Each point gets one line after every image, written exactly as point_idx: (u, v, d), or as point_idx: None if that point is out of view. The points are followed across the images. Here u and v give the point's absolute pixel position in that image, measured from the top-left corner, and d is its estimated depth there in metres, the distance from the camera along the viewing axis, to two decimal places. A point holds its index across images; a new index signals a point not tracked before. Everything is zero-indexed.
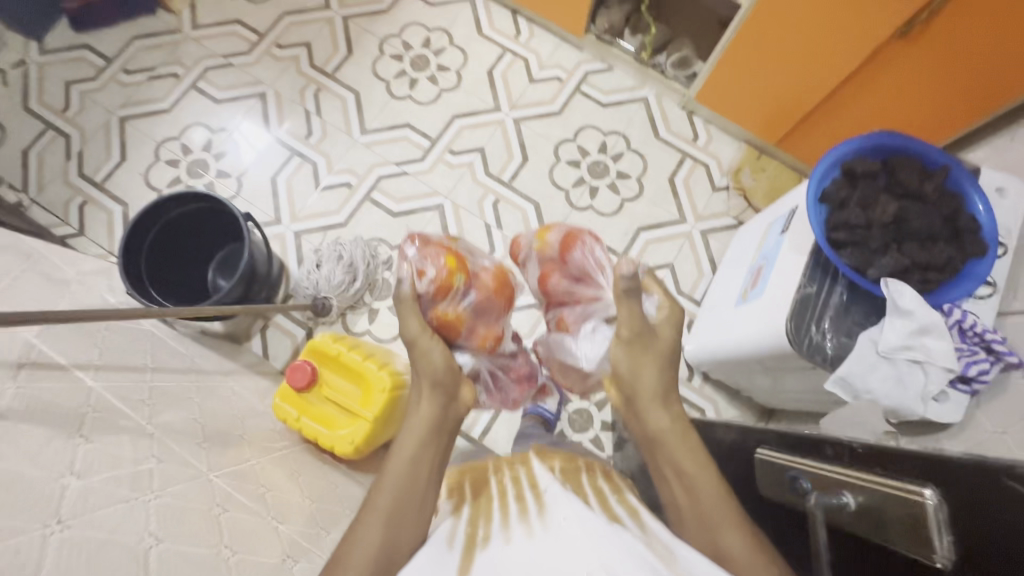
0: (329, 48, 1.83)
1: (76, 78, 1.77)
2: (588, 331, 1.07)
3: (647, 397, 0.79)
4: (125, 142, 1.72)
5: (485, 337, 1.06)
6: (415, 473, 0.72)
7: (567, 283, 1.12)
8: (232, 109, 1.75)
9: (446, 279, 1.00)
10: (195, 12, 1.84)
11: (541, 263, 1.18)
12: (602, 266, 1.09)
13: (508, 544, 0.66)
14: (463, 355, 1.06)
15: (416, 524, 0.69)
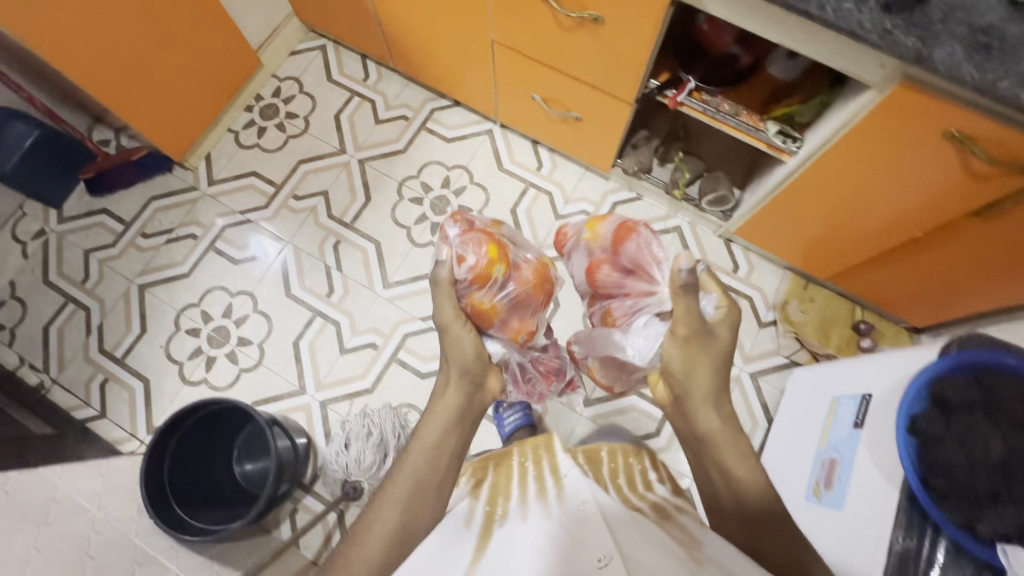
0: (347, 196, 1.78)
1: (96, 246, 1.74)
2: (639, 326, 1.04)
3: (698, 397, 0.92)
4: (144, 312, 1.67)
5: (515, 329, 1.17)
6: (430, 459, 0.94)
7: (617, 274, 1.09)
8: (251, 268, 1.71)
9: (485, 269, 1.10)
10: (211, 167, 1.81)
11: (589, 254, 1.15)
12: (654, 262, 1.05)
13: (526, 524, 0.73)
14: (493, 346, 1.18)
15: (431, 501, 0.88)
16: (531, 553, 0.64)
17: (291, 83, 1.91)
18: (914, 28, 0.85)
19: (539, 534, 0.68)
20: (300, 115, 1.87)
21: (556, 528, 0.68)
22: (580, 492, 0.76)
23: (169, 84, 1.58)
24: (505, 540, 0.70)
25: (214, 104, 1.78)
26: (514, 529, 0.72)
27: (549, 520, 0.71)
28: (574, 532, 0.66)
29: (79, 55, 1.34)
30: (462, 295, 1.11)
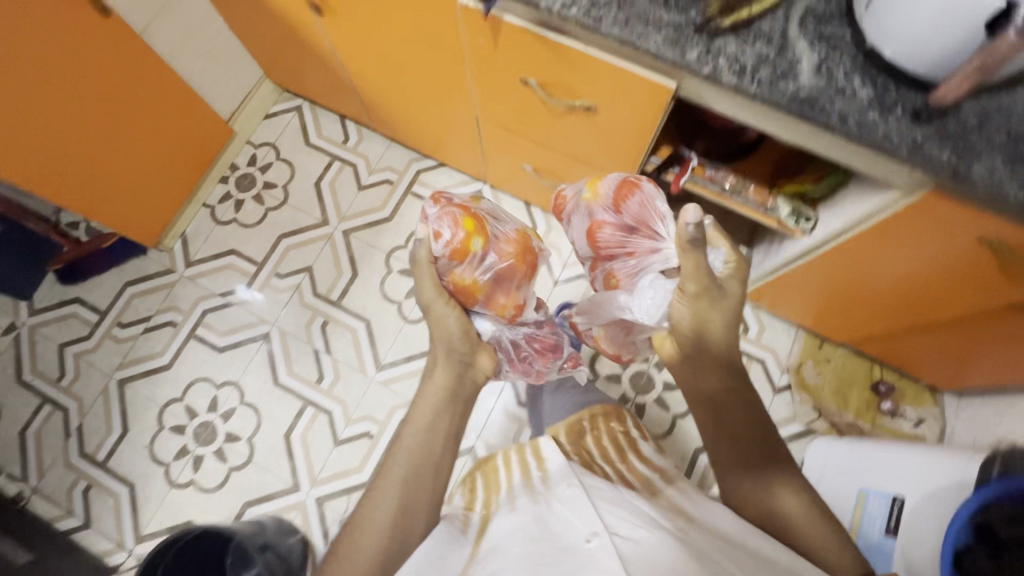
0: (333, 271, 1.69)
1: (70, 339, 1.65)
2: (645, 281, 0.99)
3: (709, 356, 0.91)
4: (125, 410, 1.59)
5: (501, 303, 1.13)
6: (420, 452, 0.92)
7: (617, 234, 1.05)
8: (236, 356, 1.62)
9: (462, 244, 1.07)
10: (188, 247, 1.72)
11: (589, 217, 1.10)
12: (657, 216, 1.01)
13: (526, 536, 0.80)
14: (480, 321, 1.15)
15: (427, 494, 0.88)
16: (522, 534, 0.81)
17: (267, 150, 1.81)
18: (949, 139, 0.76)
19: (527, 516, 0.85)
20: (278, 185, 1.77)
21: (541, 511, 0.86)
22: (564, 481, 0.91)
23: (135, 171, 1.48)
24: (503, 525, 0.86)
25: (186, 182, 1.67)
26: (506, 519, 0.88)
27: (537, 505, 0.88)
28: (556, 511, 0.85)
29: (36, 162, 1.24)
30: (443, 274, 1.09)
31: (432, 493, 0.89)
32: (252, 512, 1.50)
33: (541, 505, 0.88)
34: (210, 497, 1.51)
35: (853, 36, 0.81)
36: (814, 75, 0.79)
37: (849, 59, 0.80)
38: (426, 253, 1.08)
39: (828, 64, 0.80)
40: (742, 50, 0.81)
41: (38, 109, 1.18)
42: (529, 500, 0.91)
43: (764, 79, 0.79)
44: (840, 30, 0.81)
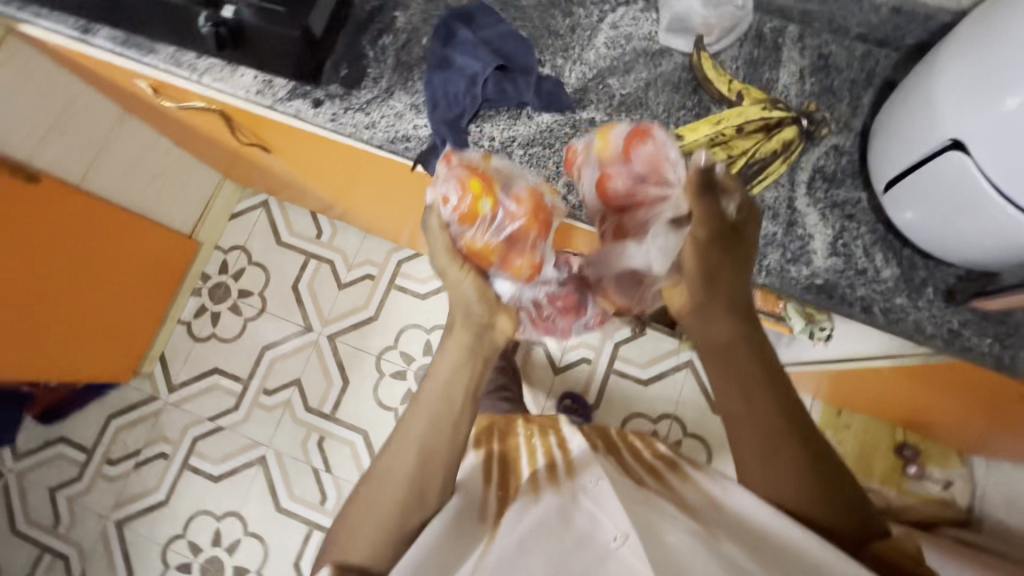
0: (323, 382, 1.61)
1: (60, 483, 1.59)
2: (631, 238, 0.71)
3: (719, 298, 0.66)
4: (128, 553, 1.53)
5: (519, 268, 0.71)
6: (430, 418, 0.71)
7: (627, 189, 0.68)
8: (233, 484, 1.55)
9: (471, 211, 0.66)
10: (168, 370, 1.64)
11: (595, 167, 0.69)
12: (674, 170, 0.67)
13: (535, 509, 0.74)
14: (501, 286, 0.75)
15: (435, 475, 0.69)
16: (542, 531, 0.68)
17: (238, 254, 1.70)
18: (989, 324, 0.67)
19: (544, 512, 0.72)
20: (253, 292, 1.68)
21: (564, 505, 0.73)
22: (590, 475, 0.78)
23: (99, 318, 1.38)
24: (515, 515, 0.73)
25: (157, 305, 1.58)
26: (518, 511, 0.74)
27: (559, 497, 0.76)
28: (584, 510, 0.71)
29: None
30: (452, 244, 0.70)
31: (441, 471, 0.70)
32: None
33: (565, 496, 0.76)
34: None
35: (869, 200, 0.71)
36: (829, 255, 0.69)
37: (867, 231, 0.70)
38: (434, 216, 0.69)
39: (844, 239, 0.70)
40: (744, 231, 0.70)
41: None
42: (552, 492, 0.77)
43: (773, 266, 0.69)
44: (854, 194, 0.71)
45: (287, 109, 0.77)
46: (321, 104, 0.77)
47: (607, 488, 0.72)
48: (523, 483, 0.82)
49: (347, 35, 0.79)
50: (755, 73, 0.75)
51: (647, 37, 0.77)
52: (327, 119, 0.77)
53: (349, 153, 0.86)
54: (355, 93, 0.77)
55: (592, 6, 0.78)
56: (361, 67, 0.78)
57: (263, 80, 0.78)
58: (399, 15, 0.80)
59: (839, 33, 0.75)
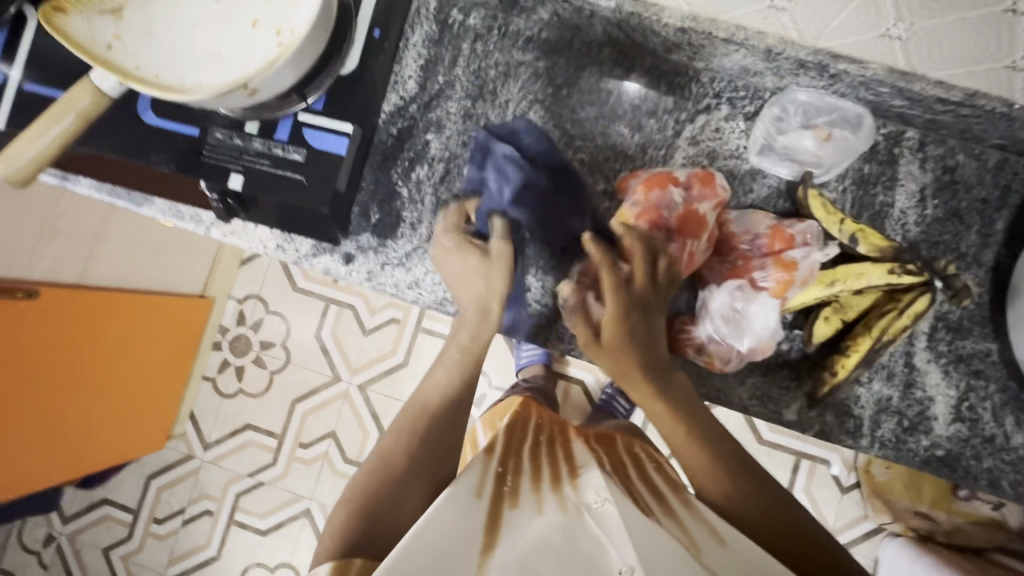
0: (358, 433, 1.57)
1: (111, 542, 1.61)
2: (762, 313, 0.56)
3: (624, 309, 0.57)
4: None
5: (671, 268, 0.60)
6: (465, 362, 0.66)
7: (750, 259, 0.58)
8: (282, 537, 1.56)
9: (697, 204, 0.58)
10: (201, 428, 1.61)
11: (744, 234, 0.59)
12: (810, 282, 0.57)
13: (540, 512, 0.55)
14: None
15: (437, 446, 0.60)
16: (545, 551, 0.49)
17: (254, 303, 1.62)
18: None
19: (552, 529, 0.52)
20: (276, 343, 1.61)
21: (567, 524, 0.54)
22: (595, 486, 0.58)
23: (125, 400, 1.34)
24: (519, 517, 0.54)
25: (180, 370, 1.52)
26: (520, 516, 0.54)
27: (561, 514, 0.55)
28: (589, 529, 0.53)
29: (19, 460, 1.10)
30: (657, 209, 0.58)
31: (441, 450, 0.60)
32: None
33: (568, 513, 0.55)
34: None
35: (1000, 352, 0.61)
36: (952, 421, 0.61)
37: (996, 389, 0.61)
38: (659, 185, 0.58)
39: (970, 401, 0.61)
40: (856, 398, 0.61)
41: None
42: (553, 503, 0.57)
43: (887, 438, 0.61)
44: (983, 345, 0.61)
45: (315, 265, 0.67)
46: (353, 259, 0.66)
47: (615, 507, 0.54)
48: (525, 474, 0.62)
49: (372, 167, 0.66)
50: (865, 196, 0.63)
51: (735, 154, 0.65)
52: (363, 278, 0.66)
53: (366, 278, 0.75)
54: (391, 244, 0.66)
55: (666, 114, 0.66)
56: (395, 209, 0.66)
57: (281, 233, 0.65)
58: (432, 138, 0.67)
59: (970, 140, 0.61)
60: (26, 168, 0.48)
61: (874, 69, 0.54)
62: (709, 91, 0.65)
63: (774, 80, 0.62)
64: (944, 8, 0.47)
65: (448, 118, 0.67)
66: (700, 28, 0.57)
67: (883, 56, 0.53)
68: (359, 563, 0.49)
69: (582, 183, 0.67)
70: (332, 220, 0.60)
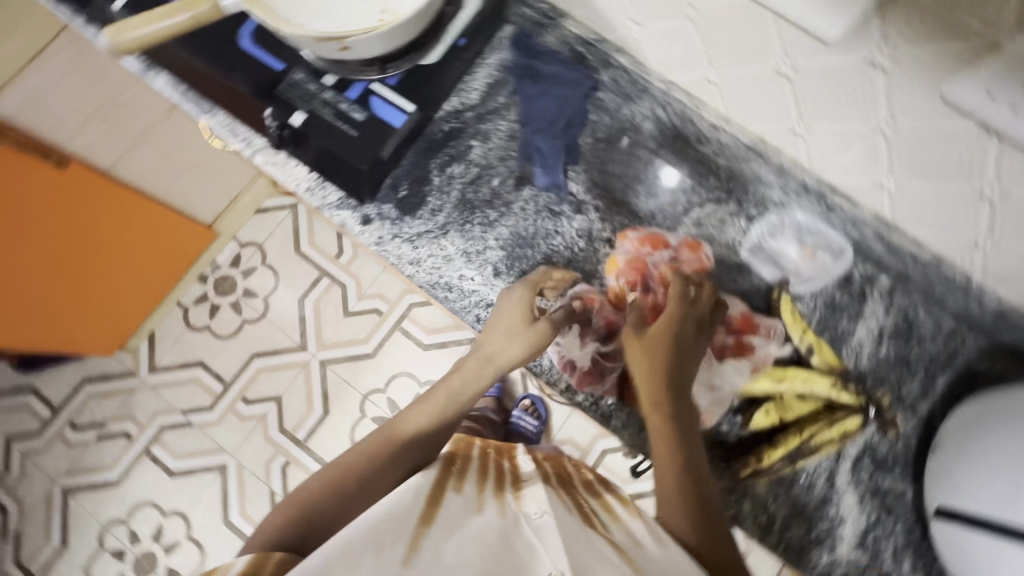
0: (303, 406, 1.56)
1: (19, 433, 1.56)
2: (729, 375, 0.69)
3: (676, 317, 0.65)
4: (67, 522, 1.51)
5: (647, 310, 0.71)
6: (447, 406, 0.64)
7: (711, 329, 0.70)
8: (188, 485, 1.52)
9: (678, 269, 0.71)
10: (154, 350, 1.61)
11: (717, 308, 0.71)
12: (760, 371, 0.69)
13: (478, 516, 0.56)
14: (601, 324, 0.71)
15: (408, 462, 0.59)
16: (481, 550, 0.50)
17: (252, 251, 1.65)
18: None
19: (487, 532, 0.54)
20: (258, 295, 1.63)
21: (504, 529, 0.55)
22: (537, 500, 0.61)
23: (98, 295, 1.34)
24: (452, 515, 0.55)
25: (161, 285, 1.54)
26: (457, 506, 0.56)
27: (500, 518, 0.57)
28: (525, 537, 0.55)
29: None
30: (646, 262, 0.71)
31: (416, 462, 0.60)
32: None
33: (508, 521, 0.57)
34: None
35: (912, 497, 0.66)
36: (856, 547, 0.64)
37: (902, 529, 0.65)
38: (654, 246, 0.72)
39: (876, 533, 0.65)
40: (776, 495, 0.64)
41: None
42: (494, 507, 0.59)
43: (795, 543, 0.64)
44: (899, 485, 0.66)
45: (333, 217, 0.71)
46: (369, 222, 0.71)
47: (551, 519, 0.56)
48: (473, 470, 0.65)
49: (417, 151, 0.71)
50: (830, 319, 0.69)
51: (727, 245, 0.72)
52: (372, 241, 0.71)
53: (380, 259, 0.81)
54: (408, 221, 0.71)
55: (681, 192, 0.73)
56: (422, 192, 0.72)
57: (316, 178, 0.71)
58: (476, 145, 0.73)
59: (931, 300, 0.65)
60: (130, 40, 0.56)
61: (865, 211, 0.63)
62: (723, 186, 0.71)
63: (779, 195, 0.68)
64: (930, 177, 0.54)
65: (496, 133, 0.73)
66: (730, 129, 0.67)
67: (873, 201, 0.62)
68: (276, 559, 0.47)
69: (591, 226, 0.73)
70: (364, 178, 0.67)
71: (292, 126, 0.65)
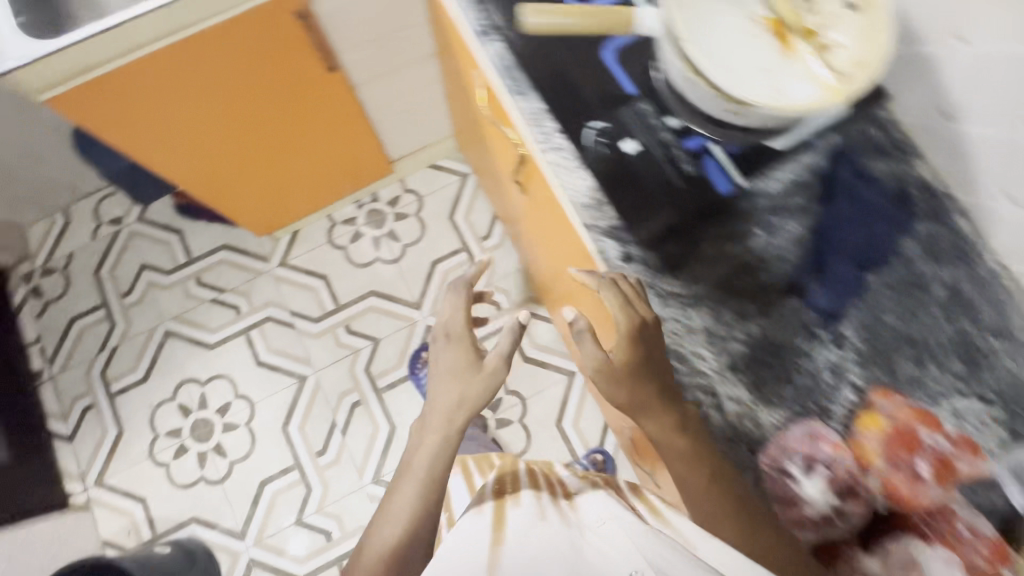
0: (394, 359, 1.59)
1: (153, 264, 1.68)
2: None
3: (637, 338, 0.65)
4: (156, 360, 1.61)
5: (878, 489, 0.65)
6: (432, 467, 0.76)
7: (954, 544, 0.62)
8: (267, 379, 1.59)
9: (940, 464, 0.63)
10: (291, 247, 1.68)
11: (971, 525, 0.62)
12: None
13: (541, 521, 0.63)
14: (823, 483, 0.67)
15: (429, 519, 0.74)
16: (550, 553, 0.57)
17: (410, 199, 1.71)
18: None
19: (544, 538, 0.60)
20: (401, 240, 1.68)
21: (569, 534, 0.60)
22: (592, 507, 0.63)
23: (271, 176, 1.39)
24: (518, 528, 0.63)
25: (316, 198, 1.60)
26: (520, 517, 0.65)
27: (564, 526, 0.62)
28: (582, 542, 0.59)
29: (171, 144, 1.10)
30: (900, 439, 0.65)
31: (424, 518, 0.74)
32: (194, 529, 1.50)
33: (569, 530, 0.61)
34: (172, 491, 1.52)
35: None
36: None
37: None
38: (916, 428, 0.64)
39: None
40: None
41: (207, 114, 1.07)
42: (555, 514, 0.64)
43: None
44: None
45: (595, 241, 0.72)
46: (628, 260, 0.71)
47: (616, 524, 0.58)
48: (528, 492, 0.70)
49: (699, 214, 0.71)
50: None
51: (983, 450, 0.63)
52: (624, 280, 0.70)
53: (581, 263, 0.82)
54: (665, 277, 0.70)
55: (947, 372, 0.65)
56: (688, 255, 0.70)
57: (597, 197, 0.72)
58: (758, 233, 0.71)
59: None
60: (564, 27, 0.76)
61: None
62: (995, 386, 0.63)
63: None
64: None
65: (781, 232, 0.71)
66: None
67: None
68: None
69: (841, 362, 0.67)
70: (644, 216, 0.71)
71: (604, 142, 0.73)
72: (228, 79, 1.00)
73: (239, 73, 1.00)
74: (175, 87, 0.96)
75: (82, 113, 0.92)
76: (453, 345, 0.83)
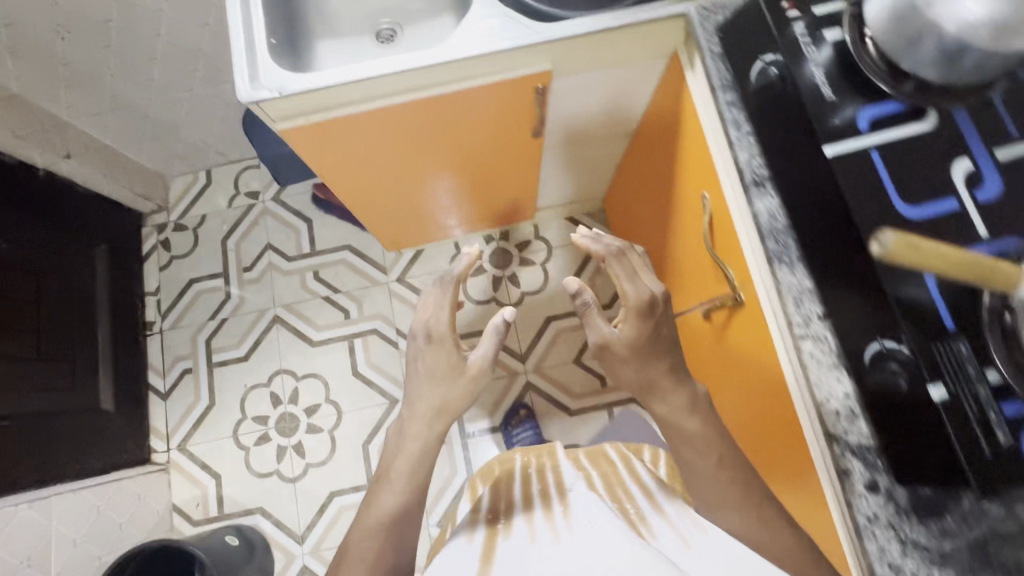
0: (486, 407, 1.55)
1: (277, 246, 1.69)
2: None
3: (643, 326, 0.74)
4: (259, 342, 1.63)
5: None
6: (413, 464, 0.82)
7: None
8: (358, 392, 1.58)
9: None
10: (412, 264, 1.66)
11: None
12: None
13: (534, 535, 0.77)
14: None
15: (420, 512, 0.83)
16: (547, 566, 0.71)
17: (540, 246, 1.66)
18: None
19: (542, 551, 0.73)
20: (520, 287, 1.64)
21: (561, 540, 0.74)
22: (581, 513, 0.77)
23: (423, 216, 1.34)
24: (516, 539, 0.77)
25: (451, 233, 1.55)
26: (519, 526, 0.80)
27: (553, 530, 0.77)
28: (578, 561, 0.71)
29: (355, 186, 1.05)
30: None
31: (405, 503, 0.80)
32: (258, 519, 1.51)
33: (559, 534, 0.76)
34: (247, 477, 1.54)
35: None
36: None
37: None
38: None
39: None
40: None
41: (397, 160, 1.01)
42: (549, 519, 0.79)
43: None
44: None
45: (840, 459, 0.63)
46: (873, 491, 0.61)
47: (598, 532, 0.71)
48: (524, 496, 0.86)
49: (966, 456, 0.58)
50: None
51: None
52: (865, 514, 0.61)
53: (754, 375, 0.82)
54: (909, 522, 0.59)
55: None
56: (942, 503, 0.59)
57: (852, 408, 0.63)
58: None
59: None
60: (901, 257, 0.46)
61: None
62: None
63: None
64: None
65: None
66: None
67: None
68: None
69: None
70: (905, 446, 0.61)
71: (886, 363, 0.62)
72: (436, 131, 0.95)
73: (451, 127, 0.95)
74: (383, 134, 0.92)
75: (298, 147, 0.89)
76: (435, 346, 0.83)
